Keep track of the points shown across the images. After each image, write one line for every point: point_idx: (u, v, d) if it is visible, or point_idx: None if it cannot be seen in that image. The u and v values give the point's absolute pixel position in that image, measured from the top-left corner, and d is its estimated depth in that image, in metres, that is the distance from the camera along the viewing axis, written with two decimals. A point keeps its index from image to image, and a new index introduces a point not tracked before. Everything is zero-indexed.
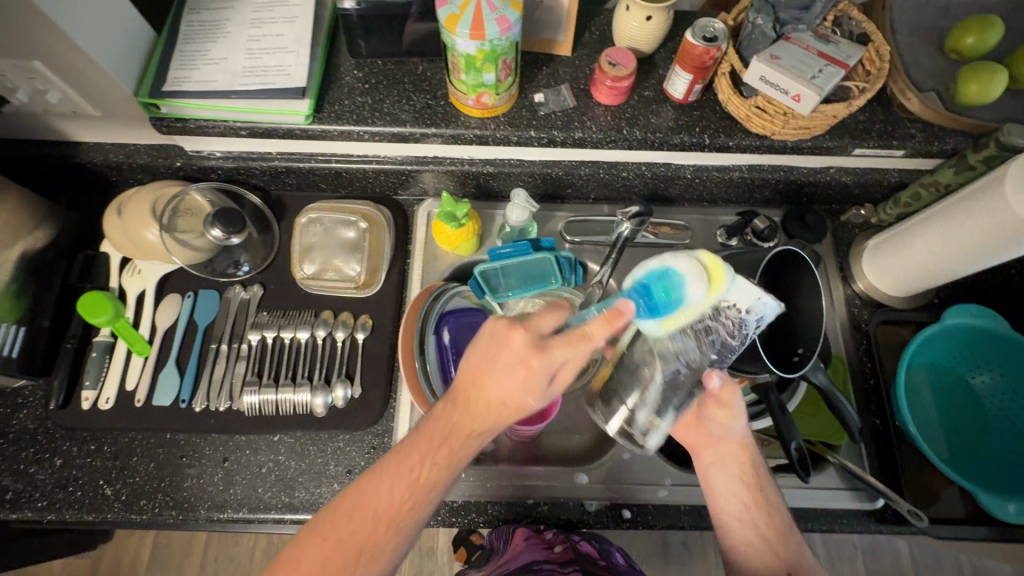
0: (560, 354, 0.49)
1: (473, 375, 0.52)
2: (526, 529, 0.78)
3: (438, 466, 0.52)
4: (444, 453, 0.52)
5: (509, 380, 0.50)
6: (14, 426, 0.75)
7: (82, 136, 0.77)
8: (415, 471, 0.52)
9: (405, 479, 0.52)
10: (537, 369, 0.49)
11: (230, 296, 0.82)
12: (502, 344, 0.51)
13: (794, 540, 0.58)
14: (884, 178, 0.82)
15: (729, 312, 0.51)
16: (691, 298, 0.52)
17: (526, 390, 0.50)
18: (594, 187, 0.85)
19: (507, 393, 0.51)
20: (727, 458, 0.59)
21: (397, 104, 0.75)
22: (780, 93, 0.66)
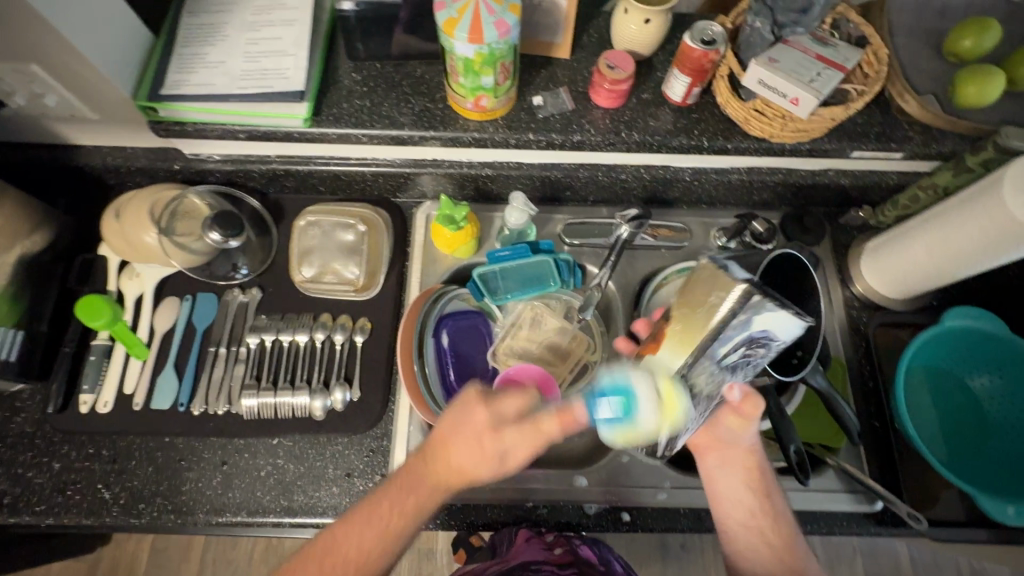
0: (503, 446, 0.53)
1: (441, 440, 0.55)
2: (527, 530, 0.76)
3: (404, 515, 0.55)
4: (409, 504, 0.55)
5: (464, 458, 0.54)
6: (12, 430, 0.75)
7: (81, 139, 0.77)
8: (382, 521, 0.55)
9: (375, 527, 0.55)
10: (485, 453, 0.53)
11: (229, 299, 0.82)
12: (462, 424, 0.55)
13: (799, 545, 0.59)
14: (883, 181, 0.82)
15: (777, 344, 0.49)
16: (746, 344, 0.48)
17: (480, 462, 0.53)
18: (593, 189, 0.85)
19: (466, 461, 0.54)
20: (733, 462, 0.60)
21: (397, 107, 0.75)
22: (778, 96, 0.66)
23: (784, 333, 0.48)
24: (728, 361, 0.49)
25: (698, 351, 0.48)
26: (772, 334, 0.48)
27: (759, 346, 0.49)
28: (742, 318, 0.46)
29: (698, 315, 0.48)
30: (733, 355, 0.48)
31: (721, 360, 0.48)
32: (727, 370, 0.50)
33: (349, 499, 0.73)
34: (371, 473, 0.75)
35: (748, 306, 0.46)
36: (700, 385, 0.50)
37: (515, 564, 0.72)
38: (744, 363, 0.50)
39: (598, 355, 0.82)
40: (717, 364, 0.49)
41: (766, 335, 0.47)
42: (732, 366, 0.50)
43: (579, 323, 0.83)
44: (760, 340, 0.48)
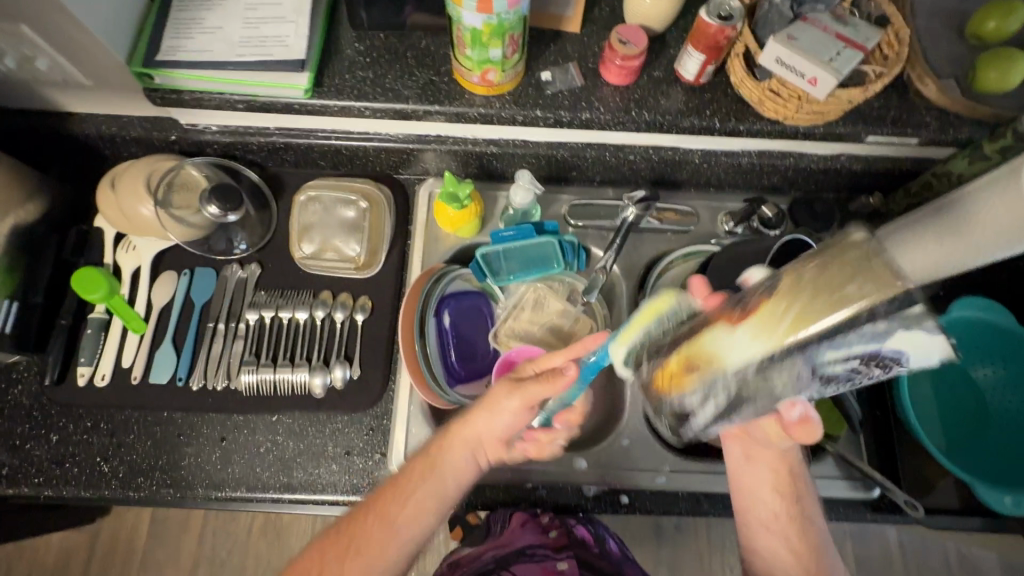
0: (545, 388, 0.54)
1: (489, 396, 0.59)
2: (522, 513, 0.74)
3: (461, 448, 0.59)
4: (462, 441, 0.59)
5: (495, 413, 0.57)
6: (9, 402, 0.74)
7: (74, 106, 0.75)
8: (443, 458, 0.59)
9: (435, 464, 0.59)
10: (522, 396, 0.55)
11: (227, 274, 0.81)
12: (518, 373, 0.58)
13: (825, 549, 0.59)
14: (896, 167, 0.80)
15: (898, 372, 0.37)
16: (864, 360, 0.35)
17: (494, 409, 0.57)
18: (600, 169, 0.84)
19: (487, 415, 0.58)
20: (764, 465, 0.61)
21: (400, 80, 0.73)
22: (795, 76, 0.64)
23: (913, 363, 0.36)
24: (827, 373, 0.37)
25: (803, 343, 0.35)
26: (906, 360, 0.35)
27: (873, 367, 0.36)
28: (883, 325, 0.33)
29: (821, 301, 0.35)
30: (840, 366, 0.36)
31: (819, 366, 0.36)
32: (819, 379, 0.38)
33: (349, 477, 0.73)
34: (371, 451, 0.74)
35: (897, 316, 0.33)
36: (775, 382, 0.38)
37: (511, 552, 0.70)
38: (842, 380, 0.38)
39: None
40: (814, 368, 0.36)
41: (900, 357, 0.35)
42: (827, 378, 0.38)
43: (582, 306, 0.81)
44: (887, 360, 0.35)
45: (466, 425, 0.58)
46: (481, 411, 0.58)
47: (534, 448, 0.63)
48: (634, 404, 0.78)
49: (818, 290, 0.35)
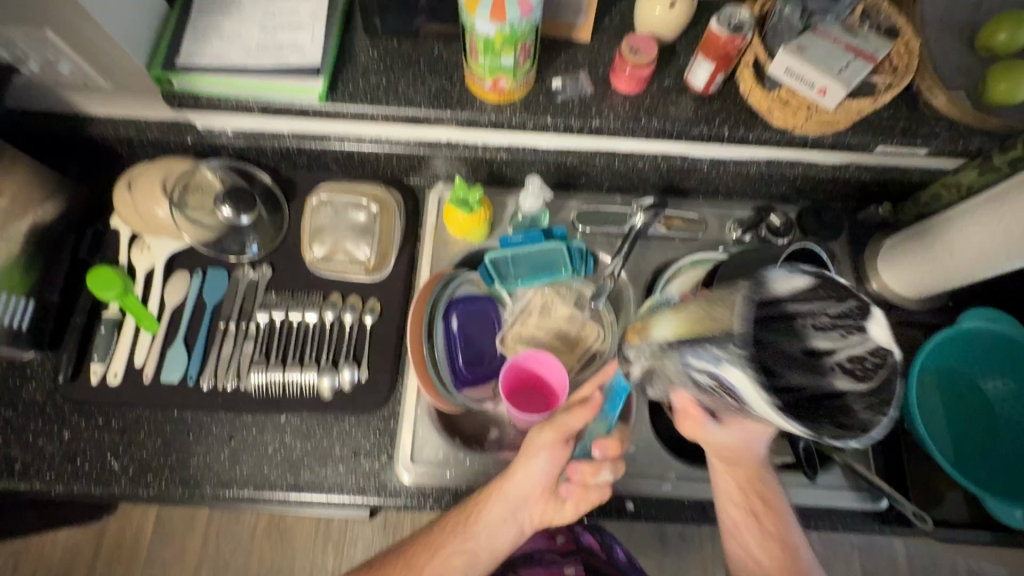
0: (578, 417, 0.62)
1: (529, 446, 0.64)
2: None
3: (500, 505, 0.63)
4: (502, 496, 0.63)
5: (534, 456, 0.62)
6: (23, 398, 0.75)
7: (94, 109, 0.77)
8: (484, 517, 0.64)
9: (476, 519, 0.64)
10: (554, 429, 0.62)
11: (239, 276, 0.82)
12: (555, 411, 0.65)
13: (800, 549, 0.61)
14: (905, 177, 0.80)
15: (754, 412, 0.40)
16: (715, 379, 0.40)
17: (532, 453, 0.63)
18: (608, 176, 0.84)
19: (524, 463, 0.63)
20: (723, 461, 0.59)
21: (413, 86, 0.74)
22: (804, 86, 0.65)
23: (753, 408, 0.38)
24: (698, 379, 0.43)
25: (680, 340, 0.43)
26: (747, 399, 0.39)
27: (727, 394, 0.40)
28: (716, 350, 0.38)
29: (707, 311, 0.42)
30: (703, 377, 0.42)
31: (688, 369, 0.43)
32: (694, 383, 0.44)
33: (355, 479, 0.74)
34: (378, 453, 0.75)
35: (725, 343, 0.38)
36: (668, 367, 0.47)
37: (519, 556, 0.74)
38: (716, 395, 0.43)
39: (607, 345, 0.81)
40: (686, 368, 0.43)
41: (738, 393, 0.39)
42: (696, 384, 0.44)
43: (590, 312, 0.82)
44: (729, 389, 0.40)
45: (505, 477, 0.64)
46: (520, 457, 0.63)
47: (580, 490, 0.63)
48: (640, 410, 0.79)
49: (711, 306, 0.42)
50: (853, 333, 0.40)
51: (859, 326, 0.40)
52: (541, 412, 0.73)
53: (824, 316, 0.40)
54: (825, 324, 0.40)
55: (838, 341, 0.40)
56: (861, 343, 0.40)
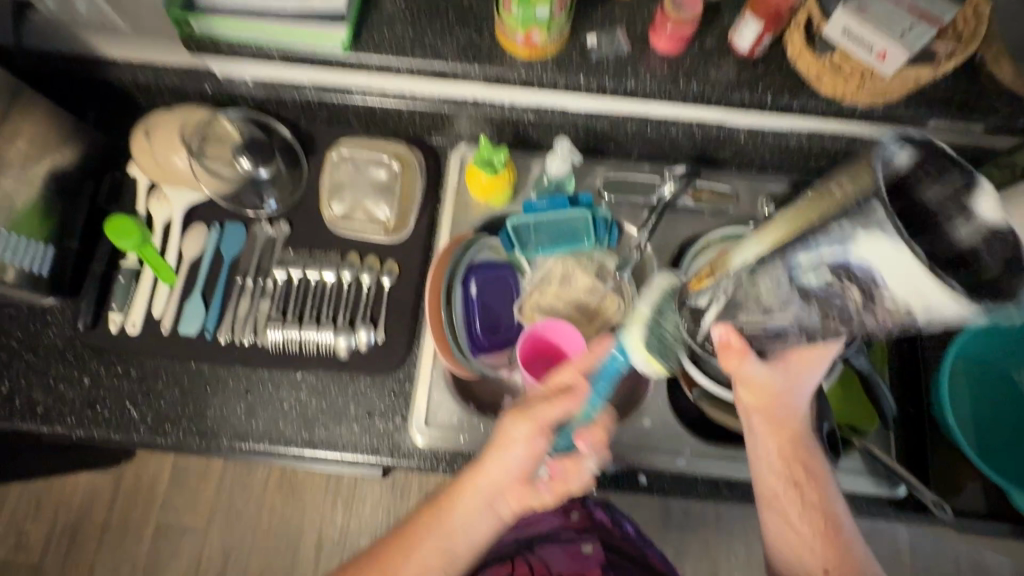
0: (553, 411, 0.60)
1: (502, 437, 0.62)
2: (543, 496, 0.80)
3: (473, 494, 0.63)
4: (473, 488, 0.63)
5: (513, 442, 0.60)
6: (44, 343, 0.76)
7: (111, 52, 0.74)
8: (456, 505, 0.64)
9: (454, 507, 0.64)
10: (530, 421, 0.60)
11: (257, 231, 0.81)
12: (531, 398, 0.63)
13: (841, 518, 0.61)
14: (954, 156, 0.76)
15: (884, 304, 0.38)
16: (837, 271, 0.38)
17: (506, 444, 0.61)
18: (639, 143, 0.81)
19: (499, 451, 0.61)
20: (761, 425, 0.59)
21: (440, 38, 0.70)
22: (862, 50, 0.60)
23: (887, 289, 0.37)
24: (812, 283, 0.40)
25: (783, 247, 0.43)
26: (881, 277, 0.36)
27: (852, 286, 0.38)
28: (843, 227, 0.37)
29: (817, 202, 0.42)
30: (815, 278, 0.40)
31: (799, 274, 0.41)
32: (802, 294, 0.42)
33: (369, 439, 0.74)
34: (392, 414, 0.75)
35: (860, 214, 0.36)
36: (762, 288, 0.46)
37: (535, 533, 0.75)
38: (829, 300, 0.40)
39: None
40: (795, 273, 0.42)
41: (870, 271, 0.37)
42: (806, 293, 0.42)
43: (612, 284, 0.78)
44: (855, 278, 0.37)
45: (480, 468, 0.63)
46: (499, 444, 0.61)
47: (561, 483, 0.62)
48: (658, 385, 0.78)
49: (822, 196, 0.42)
50: (964, 220, 0.39)
51: (965, 209, 0.39)
52: None
53: (934, 199, 0.39)
54: (937, 209, 0.39)
55: (960, 227, 0.39)
56: (972, 228, 0.38)
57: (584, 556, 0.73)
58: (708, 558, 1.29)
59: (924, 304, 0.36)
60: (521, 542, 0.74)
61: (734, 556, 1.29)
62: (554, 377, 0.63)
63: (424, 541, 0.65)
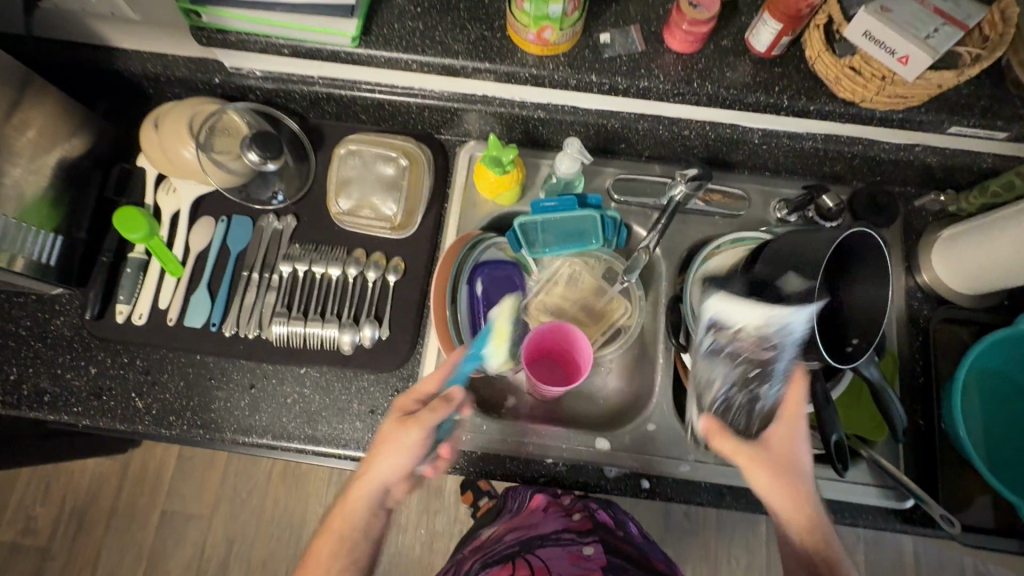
0: (431, 416, 0.59)
1: (381, 443, 0.59)
2: (544, 497, 0.78)
3: (360, 498, 0.60)
4: (359, 493, 0.60)
5: (399, 444, 0.58)
6: (51, 332, 0.76)
7: (122, 42, 0.74)
8: (345, 517, 0.60)
9: (341, 518, 0.60)
10: (420, 426, 0.58)
11: (264, 225, 0.80)
12: (405, 405, 0.61)
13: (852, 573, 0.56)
14: (974, 163, 0.74)
15: (744, 332, 0.62)
16: (711, 327, 0.65)
17: (391, 451, 0.59)
18: (650, 144, 0.80)
19: (381, 456, 0.59)
20: (779, 504, 0.58)
21: (450, 33, 0.69)
22: (883, 52, 0.58)
23: (734, 319, 0.63)
24: (711, 345, 0.65)
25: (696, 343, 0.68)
26: (729, 319, 0.63)
27: (720, 333, 0.64)
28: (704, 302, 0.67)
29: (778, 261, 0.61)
30: (712, 340, 0.65)
31: (709, 345, 0.65)
32: (715, 356, 0.65)
33: (372, 436, 0.74)
34: None
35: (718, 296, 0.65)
36: (710, 370, 0.66)
37: (535, 534, 0.72)
38: (729, 351, 0.64)
39: (633, 322, 0.79)
40: (710, 346, 0.65)
41: (724, 318, 0.63)
42: (715, 351, 0.65)
43: (619, 287, 0.80)
44: (722, 326, 0.64)
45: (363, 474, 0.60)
46: (382, 450, 0.59)
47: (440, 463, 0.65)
48: (664, 389, 0.77)
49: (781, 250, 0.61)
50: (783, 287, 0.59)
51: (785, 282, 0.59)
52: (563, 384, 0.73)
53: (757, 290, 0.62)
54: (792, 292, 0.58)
55: (797, 282, 0.57)
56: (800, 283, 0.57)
57: (585, 558, 0.70)
58: (708, 561, 1.28)
59: (758, 318, 0.60)
60: (521, 544, 0.71)
61: (735, 560, 1.28)
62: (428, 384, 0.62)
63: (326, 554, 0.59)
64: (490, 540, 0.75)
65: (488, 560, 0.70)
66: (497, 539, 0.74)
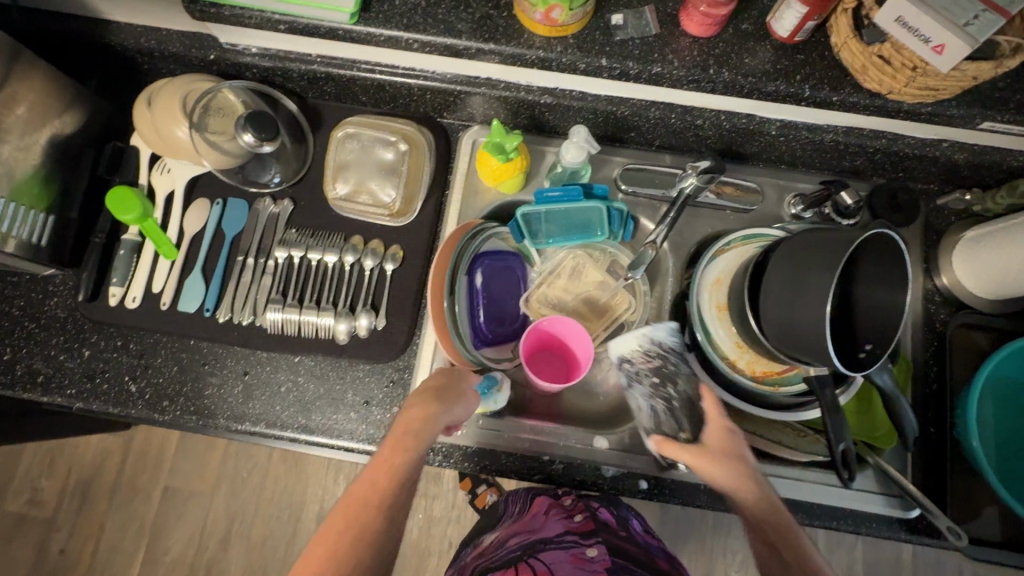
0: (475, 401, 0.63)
1: (444, 392, 0.58)
2: (547, 500, 0.78)
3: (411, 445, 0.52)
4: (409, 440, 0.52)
5: (459, 401, 0.59)
6: (44, 313, 0.75)
7: (115, 15, 0.71)
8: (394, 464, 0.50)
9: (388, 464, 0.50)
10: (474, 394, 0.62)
11: (260, 208, 0.78)
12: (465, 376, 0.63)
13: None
14: (1004, 162, 0.70)
15: (636, 364, 0.64)
16: (622, 369, 0.65)
17: (458, 404, 0.59)
18: (661, 133, 0.76)
19: (447, 399, 0.57)
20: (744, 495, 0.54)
21: (454, 11, 0.65)
22: (916, 40, 0.54)
23: (626, 348, 0.65)
24: (631, 382, 0.65)
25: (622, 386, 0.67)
26: (625, 355, 0.65)
27: (629, 367, 0.65)
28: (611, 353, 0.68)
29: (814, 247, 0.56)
30: (629, 381, 0.65)
31: (628, 384, 0.65)
32: (636, 387, 0.64)
33: (366, 427, 0.73)
34: (390, 404, 0.73)
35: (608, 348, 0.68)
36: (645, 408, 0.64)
37: (538, 538, 0.73)
38: (643, 375, 0.64)
39: (637, 317, 0.76)
40: (630, 385, 0.65)
41: (621, 359, 0.65)
42: (634, 385, 0.65)
43: (624, 282, 0.77)
44: (624, 371, 0.65)
45: (429, 415, 0.54)
46: (453, 401, 0.58)
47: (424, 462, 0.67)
48: None
49: (814, 248, 0.55)
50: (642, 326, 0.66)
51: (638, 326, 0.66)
52: (562, 380, 0.72)
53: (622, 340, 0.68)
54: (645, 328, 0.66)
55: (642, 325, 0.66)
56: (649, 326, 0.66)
57: (589, 561, 0.69)
58: (705, 552, 1.28)
59: (636, 341, 0.65)
60: (524, 548, 0.71)
61: (731, 554, 1.28)
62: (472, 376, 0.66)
63: (373, 485, 0.49)
64: (494, 545, 0.76)
65: (490, 564, 0.70)
66: (499, 544, 0.75)
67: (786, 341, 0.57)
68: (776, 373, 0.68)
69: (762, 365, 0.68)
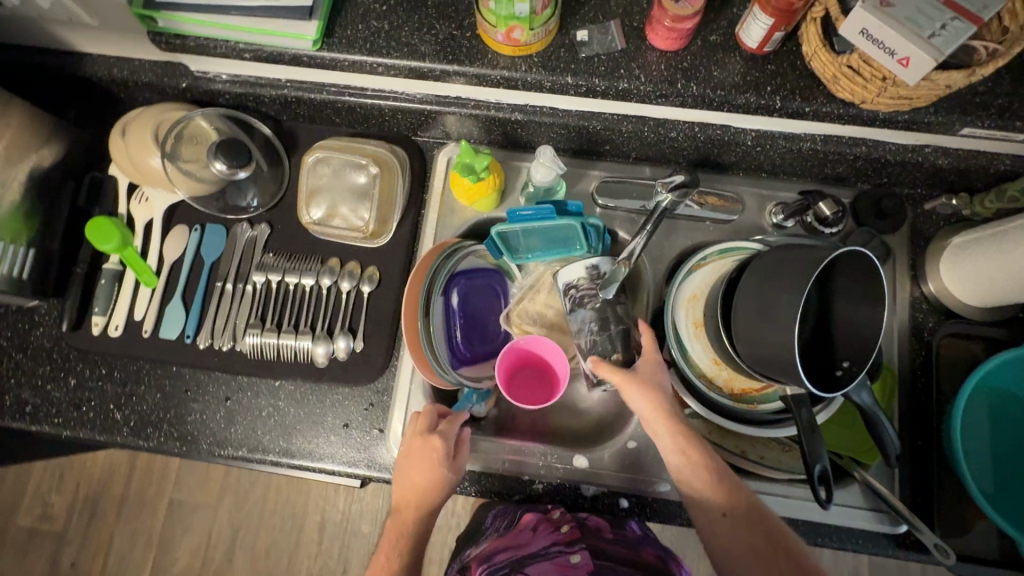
0: (456, 460, 0.64)
1: (413, 486, 0.63)
2: (534, 516, 0.74)
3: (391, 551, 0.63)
4: (392, 544, 0.63)
5: (420, 472, 0.63)
6: (31, 343, 0.77)
7: (87, 47, 0.72)
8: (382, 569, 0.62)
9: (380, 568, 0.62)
10: (440, 459, 0.63)
11: (237, 233, 0.79)
12: (438, 445, 0.63)
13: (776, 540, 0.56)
14: (990, 166, 0.68)
15: (583, 289, 0.70)
16: (566, 294, 0.71)
17: (429, 491, 0.63)
18: (637, 145, 0.75)
19: (414, 489, 0.63)
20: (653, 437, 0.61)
21: (417, 33, 0.65)
22: (882, 53, 0.52)
23: (573, 274, 0.71)
24: (573, 306, 0.71)
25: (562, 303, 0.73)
26: (570, 281, 0.71)
27: (574, 292, 0.70)
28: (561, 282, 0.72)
29: (776, 266, 0.55)
30: (570, 305, 0.71)
31: (570, 308, 0.71)
32: (578, 308, 0.71)
33: (346, 450, 0.73)
34: (369, 426, 0.73)
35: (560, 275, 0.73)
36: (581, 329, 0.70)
37: (524, 553, 0.68)
38: (583, 298, 0.70)
39: None
40: (572, 308, 0.71)
41: (567, 284, 0.71)
42: (575, 306, 0.71)
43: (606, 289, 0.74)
44: (569, 295, 0.71)
45: (404, 526, 0.64)
46: (421, 492, 0.63)
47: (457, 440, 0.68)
48: None
49: (779, 267, 0.54)
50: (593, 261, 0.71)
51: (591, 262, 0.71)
52: (544, 395, 0.70)
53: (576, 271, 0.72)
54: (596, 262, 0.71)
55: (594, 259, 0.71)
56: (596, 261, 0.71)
57: (573, 567, 0.65)
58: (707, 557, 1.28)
59: (583, 269, 0.70)
60: (511, 563, 0.69)
61: None
62: (452, 419, 0.66)
63: None
64: (481, 560, 0.73)
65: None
66: (487, 559, 0.72)
67: (763, 363, 0.55)
68: (754, 390, 0.68)
69: (739, 382, 0.68)
